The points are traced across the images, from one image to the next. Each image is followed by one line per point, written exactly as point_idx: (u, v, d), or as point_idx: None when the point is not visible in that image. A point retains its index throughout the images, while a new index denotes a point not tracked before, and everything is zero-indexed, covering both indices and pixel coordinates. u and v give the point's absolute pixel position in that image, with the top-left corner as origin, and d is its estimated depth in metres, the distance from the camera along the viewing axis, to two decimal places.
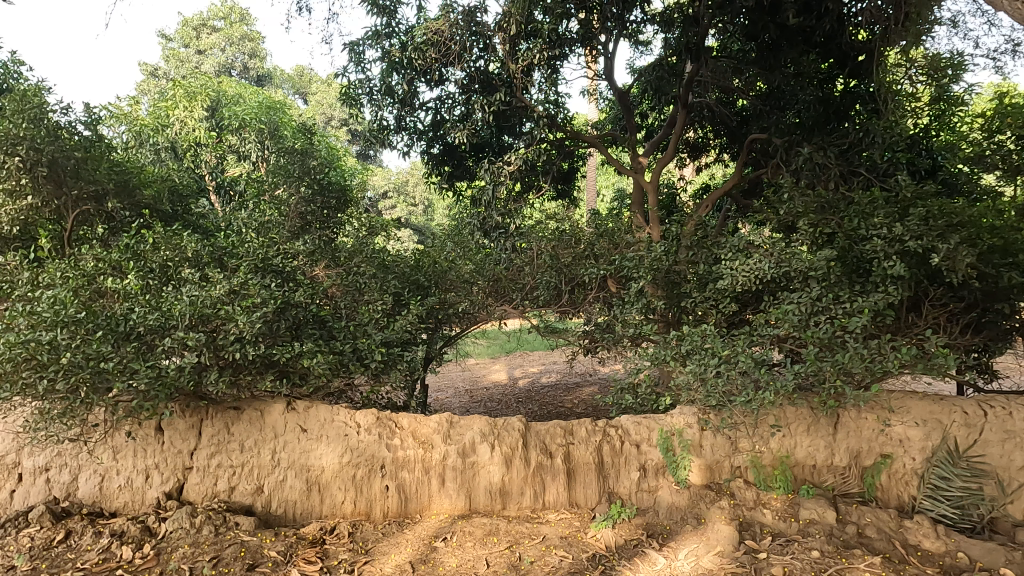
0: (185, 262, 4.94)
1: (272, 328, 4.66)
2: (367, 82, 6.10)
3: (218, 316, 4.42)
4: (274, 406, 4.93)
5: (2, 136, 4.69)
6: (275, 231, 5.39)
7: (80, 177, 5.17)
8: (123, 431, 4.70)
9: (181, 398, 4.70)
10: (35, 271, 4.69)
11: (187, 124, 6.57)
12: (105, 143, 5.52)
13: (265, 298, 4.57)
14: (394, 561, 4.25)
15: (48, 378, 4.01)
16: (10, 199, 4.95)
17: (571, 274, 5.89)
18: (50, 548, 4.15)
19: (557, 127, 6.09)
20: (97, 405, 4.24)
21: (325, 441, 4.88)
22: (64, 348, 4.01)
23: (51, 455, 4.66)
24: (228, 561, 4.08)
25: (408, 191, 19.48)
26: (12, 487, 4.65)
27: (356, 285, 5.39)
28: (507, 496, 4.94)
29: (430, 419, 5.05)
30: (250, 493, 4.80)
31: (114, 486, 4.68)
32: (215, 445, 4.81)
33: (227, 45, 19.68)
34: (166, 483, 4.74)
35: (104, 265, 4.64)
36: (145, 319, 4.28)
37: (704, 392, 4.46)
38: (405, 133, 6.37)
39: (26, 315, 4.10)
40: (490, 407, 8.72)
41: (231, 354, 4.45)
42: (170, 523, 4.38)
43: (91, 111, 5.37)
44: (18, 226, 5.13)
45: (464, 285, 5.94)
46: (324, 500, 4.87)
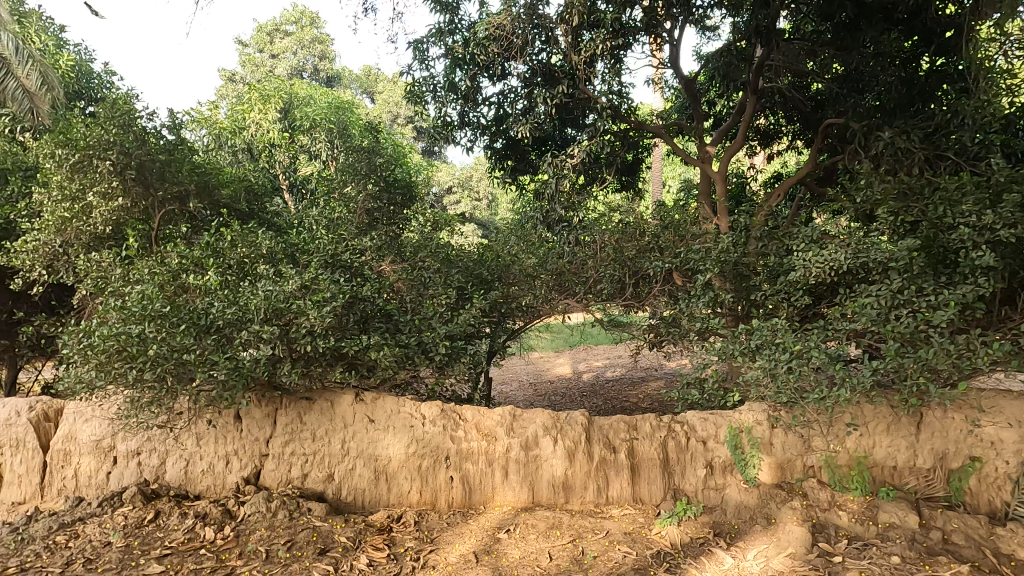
0: (260, 258, 5.20)
1: (341, 321, 4.87)
2: (430, 79, 6.18)
3: (291, 310, 4.61)
4: (343, 396, 5.08)
5: (96, 141, 5.16)
6: (343, 227, 5.59)
7: (165, 179, 5.65)
8: (205, 419, 4.99)
9: (257, 388, 4.92)
10: (125, 268, 5.08)
11: (261, 126, 7.30)
12: (187, 146, 5.99)
13: (335, 292, 4.75)
14: (459, 551, 4.31)
15: (137, 367, 4.37)
16: (103, 201, 5.39)
17: (634, 267, 5.78)
18: (141, 527, 4.45)
19: (621, 119, 5.98)
20: (181, 392, 4.55)
21: (391, 432, 5.00)
22: (151, 340, 4.34)
23: (141, 440, 5.06)
24: (301, 544, 4.24)
25: (472, 185, 19.63)
26: (108, 469, 5.09)
27: (421, 279, 5.53)
28: (570, 491, 4.92)
29: (493, 411, 5.07)
30: (322, 480, 5.01)
31: (197, 470, 5.01)
32: (289, 434, 5.04)
33: (298, 48, 20.36)
34: (244, 469, 5.02)
35: (187, 262, 4.97)
36: (224, 312, 4.52)
37: (775, 389, 4.30)
38: (468, 129, 6.44)
39: (117, 309, 4.48)
40: (553, 401, 8.72)
41: (303, 346, 4.64)
42: (248, 507, 4.61)
43: (175, 116, 5.81)
44: (111, 226, 5.56)
45: (527, 279, 5.98)
46: (391, 489, 5.01)
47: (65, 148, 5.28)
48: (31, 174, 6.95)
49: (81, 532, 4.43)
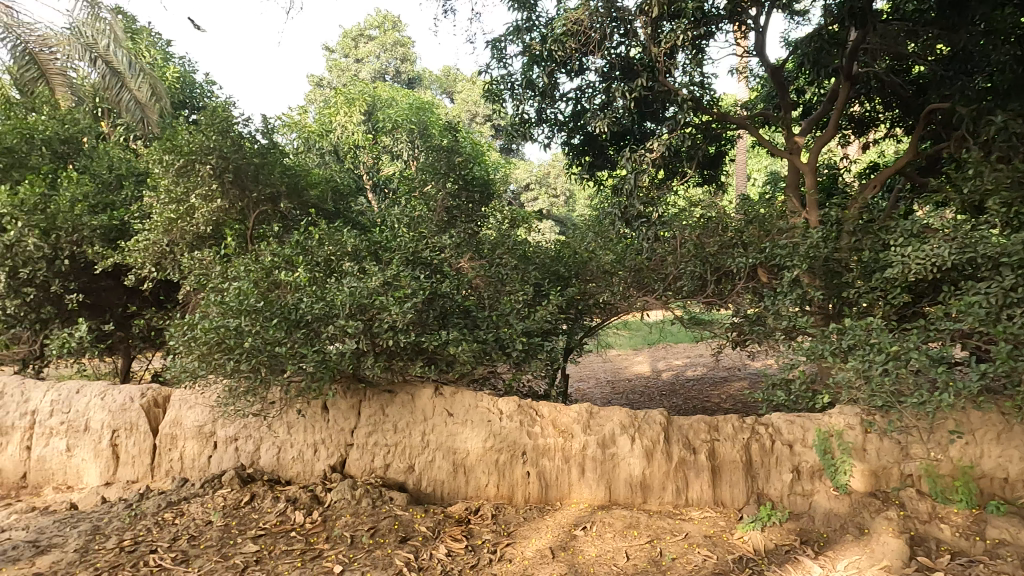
0: (345, 255, 5.43)
1: (422, 317, 5.00)
2: (508, 77, 6.23)
3: (374, 305, 4.79)
4: (423, 390, 5.21)
5: (199, 146, 5.67)
6: (424, 225, 5.76)
7: (259, 180, 6.16)
8: (295, 409, 5.26)
9: (343, 380, 5.14)
10: (224, 265, 5.44)
11: (347, 127, 7.81)
12: (278, 150, 6.50)
13: (415, 289, 4.90)
14: (535, 546, 4.34)
15: (234, 358, 4.69)
16: (204, 202, 5.81)
17: (716, 264, 5.61)
18: (238, 508, 4.75)
19: (702, 111, 5.81)
20: (273, 382, 4.83)
21: (469, 426, 5.09)
22: (247, 333, 4.65)
23: (238, 427, 5.41)
24: (384, 532, 4.40)
25: (549, 182, 19.61)
26: (209, 453, 5.47)
27: (498, 276, 5.60)
28: (648, 491, 4.84)
29: (570, 408, 5.06)
30: (403, 471, 5.16)
31: (288, 457, 5.30)
32: (373, 425, 5.23)
33: (383, 53, 21.15)
34: (331, 457, 5.25)
35: (279, 259, 5.27)
36: (312, 307, 4.76)
37: (868, 392, 4.07)
38: (546, 125, 6.45)
39: (217, 304, 4.83)
40: (631, 399, 8.59)
41: (385, 340, 4.81)
42: (335, 493, 4.82)
43: (267, 122, 6.40)
44: (212, 226, 5.98)
45: (605, 276, 5.94)
46: (469, 482, 5.10)
47: (171, 154, 5.80)
48: (142, 178, 7.61)
49: (186, 510, 4.78)
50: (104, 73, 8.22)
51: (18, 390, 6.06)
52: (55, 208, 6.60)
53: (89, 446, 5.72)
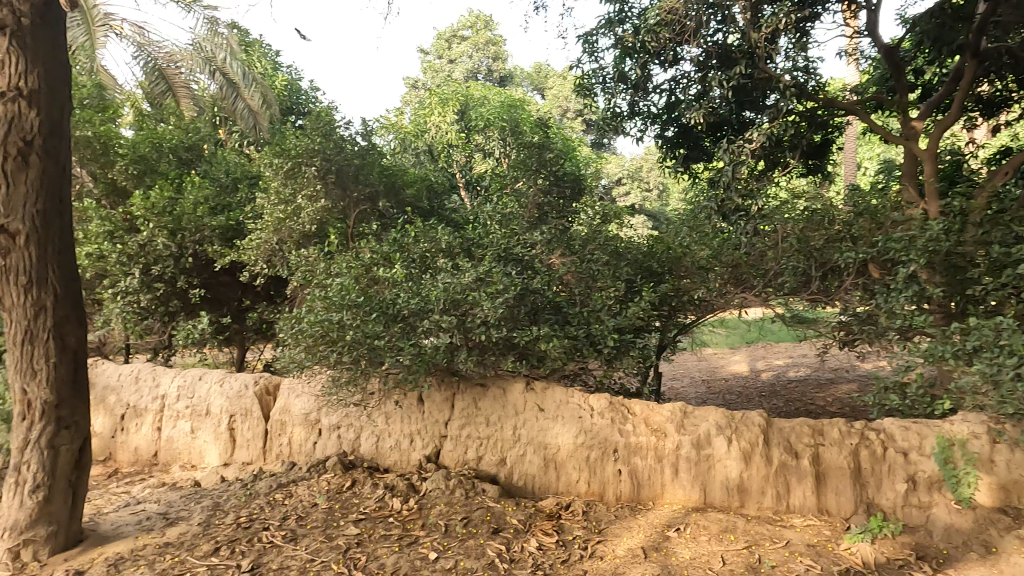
0: (439, 252, 5.63)
1: (513, 313, 5.08)
2: (600, 71, 6.16)
3: (467, 300, 4.94)
4: (515, 384, 5.27)
5: (307, 149, 6.15)
6: (515, 222, 5.86)
7: (359, 180, 6.50)
8: (392, 400, 5.48)
9: (438, 373, 5.30)
10: (327, 263, 5.77)
11: (440, 127, 8.13)
12: (376, 151, 6.77)
13: (507, 285, 5.00)
14: (627, 544, 4.30)
15: (338, 350, 4.99)
16: (310, 203, 6.26)
17: (821, 259, 5.31)
18: (341, 492, 5.01)
19: (807, 98, 5.50)
20: (373, 374, 5.06)
21: (560, 421, 5.10)
22: (348, 326, 4.93)
23: (340, 416, 5.71)
24: (476, 522, 4.50)
25: (642, 176, 19.22)
26: (314, 439, 5.80)
27: (589, 272, 5.58)
28: (745, 494, 4.67)
29: (663, 407, 4.95)
30: (495, 464, 5.25)
31: (386, 446, 5.53)
32: (466, 417, 5.36)
33: (475, 52, 21.45)
34: (426, 447, 5.43)
35: (378, 256, 5.54)
36: (408, 302, 4.97)
37: (996, 398, 3.73)
38: (638, 118, 6.34)
39: (322, 298, 5.15)
40: (728, 400, 8.29)
41: (478, 335, 4.93)
42: (430, 483, 4.98)
43: (366, 124, 6.73)
44: (317, 225, 6.37)
45: (700, 271, 5.77)
46: (560, 477, 5.11)
47: (280, 157, 6.28)
48: (254, 181, 8.20)
49: (294, 492, 5.10)
50: (221, 83, 8.88)
51: (150, 376, 6.67)
52: (180, 210, 7.25)
53: (209, 429, 6.22)
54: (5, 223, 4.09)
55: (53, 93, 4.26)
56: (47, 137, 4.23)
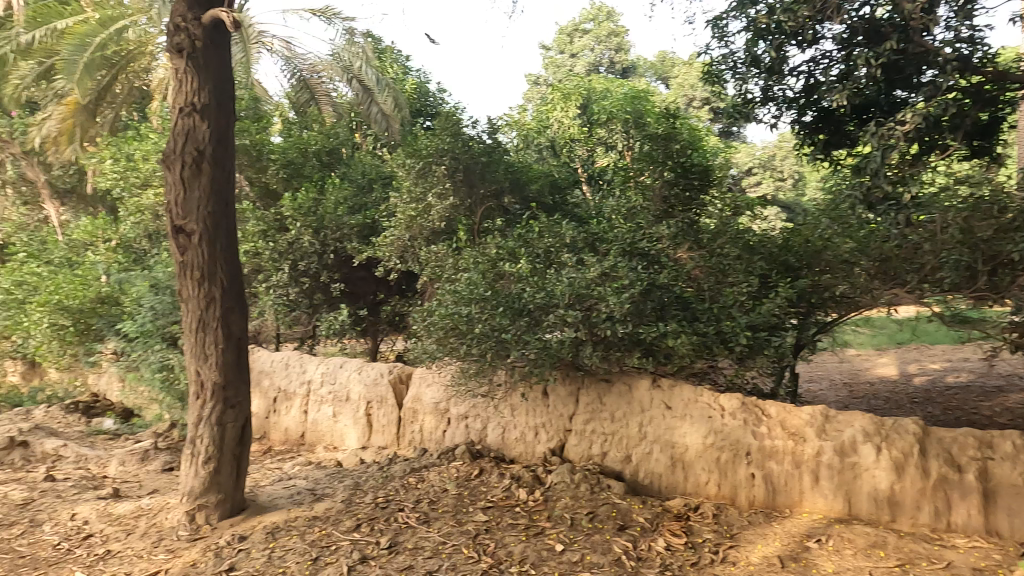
0: (563, 247, 5.68)
1: (639, 309, 5.01)
2: (730, 56, 5.89)
3: (592, 295, 4.96)
4: (640, 381, 5.18)
5: (439, 149, 6.49)
6: (641, 216, 5.78)
7: (486, 178, 6.71)
8: (519, 392, 5.59)
9: (563, 367, 5.33)
10: (456, 258, 6.01)
11: (562, 122, 8.13)
12: (502, 149, 6.93)
13: (633, 280, 4.96)
14: (762, 552, 4.10)
15: (467, 342, 5.20)
16: (440, 201, 6.58)
17: (990, 251, 4.76)
18: (469, 480, 5.19)
19: (972, 71, 4.95)
20: (500, 366, 5.20)
21: (688, 420, 4.95)
22: (477, 319, 5.14)
23: (468, 406, 5.92)
24: (602, 518, 4.49)
25: (775, 165, 18.14)
26: (444, 428, 6.05)
27: (719, 266, 5.36)
28: (897, 508, 4.32)
29: (802, 410, 4.66)
30: (620, 460, 5.20)
31: (512, 437, 5.65)
32: (590, 412, 5.35)
33: (597, 45, 21.28)
34: (551, 440, 5.49)
35: (504, 251, 5.71)
36: (534, 297, 5.06)
37: None
38: (772, 104, 5.98)
39: (452, 293, 5.39)
40: (874, 405, 7.64)
41: (603, 330, 4.91)
42: (555, 476, 5.03)
43: (492, 123, 6.91)
44: (446, 222, 6.66)
45: (843, 266, 5.37)
46: (688, 478, 4.96)
47: (413, 158, 6.65)
48: (387, 181, 8.59)
49: (426, 476, 5.35)
50: (357, 90, 9.24)
51: (298, 363, 7.26)
52: (323, 211, 7.87)
53: (350, 414, 6.68)
54: (183, 223, 4.62)
55: (220, 106, 4.75)
56: (216, 145, 4.71)
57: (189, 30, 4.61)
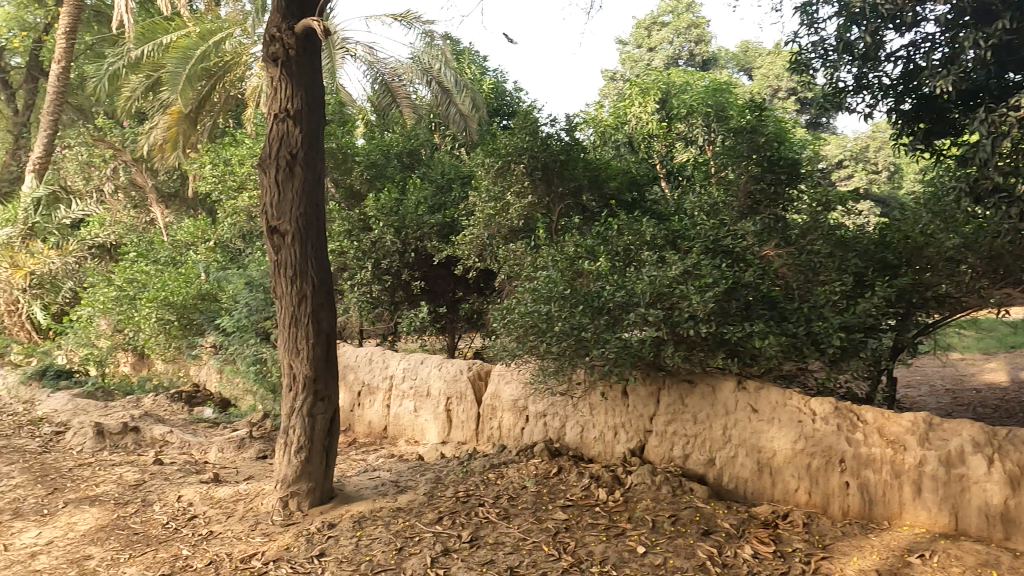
0: (644, 244, 5.57)
1: (723, 308, 4.86)
2: (820, 43, 5.61)
3: (674, 293, 4.85)
4: (725, 382, 5.03)
5: (518, 148, 6.52)
6: (724, 212, 5.61)
7: (564, 176, 6.69)
8: (598, 391, 5.55)
9: (643, 367, 5.24)
10: (534, 257, 6.03)
11: (641, 117, 8.00)
12: (580, 146, 6.89)
13: (717, 278, 4.82)
14: (858, 565, 3.90)
15: (547, 341, 5.20)
16: (518, 199, 6.61)
17: None
18: (548, 478, 5.20)
19: None
20: (579, 364, 5.19)
21: (776, 425, 4.77)
22: (557, 318, 5.14)
23: (547, 404, 5.93)
24: (685, 522, 4.39)
25: (868, 157, 17.16)
26: (522, 425, 6.09)
27: (809, 264, 5.12)
28: (1012, 525, 4.02)
29: (902, 416, 4.40)
30: (703, 463, 5.07)
31: (591, 436, 5.62)
32: (672, 413, 5.24)
33: (676, 37, 20.81)
34: (631, 441, 5.42)
35: (583, 250, 5.68)
36: (614, 295, 5.01)
37: None
38: (867, 92, 5.65)
39: (531, 291, 5.41)
40: (981, 413, 7.11)
41: (685, 330, 4.80)
42: (635, 477, 4.96)
43: (570, 120, 6.89)
44: (524, 220, 6.69)
45: (948, 263, 5.02)
46: (776, 484, 4.77)
47: (492, 157, 6.71)
48: (466, 180, 8.72)
49: (505, 473, 5.39)
50: (436, 92, 9.47)
51: (380, 358, 7.49)
52: (404, 210, 8.10)
53: (430, 409, 6.83)
54: (278, 224, 4.86)
55: (312, 111, 4.95)
56: (308, 149, 4.93)
57: (283, 39, 4.84)
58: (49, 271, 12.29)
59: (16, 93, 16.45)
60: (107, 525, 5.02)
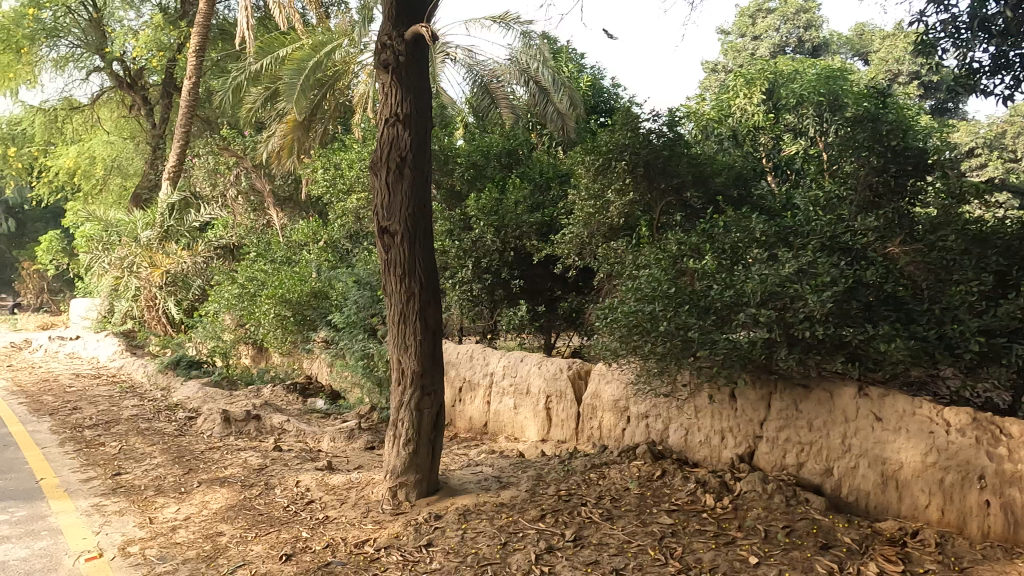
0: (752, 242, 5.34)
1: (842, 309, 4.59)
2: (951, 21, 5.16)
3: (787, 293, 4.63)
4: (844, 388, 4.73)
5: (619, 144, 6.44)
6: (842, 207, 5.29)
7: (667, 172, 6.54)
8: (704, 394, 5.38)
9: (753, 369, 5.03)
10: (636, 255, 5.94)
11: (747, 110, 7.76)
12: (683, 141, 6.72)
13: (835, 277, 4.56)
14: None
15: (651, 341, 5.10)
16: (618, 197, 6.52)
17: None
18: (652, 480, 5.10)
19: None
20: (685, 365, 5.06)
21: (904, 435, 4.42)
22: (661, 317, 5.04)
23: (649, 405, 5.81)
24: (801, 533, 4.17)
25: (1004, 144, 15.60)
26: (623, 426, 6.01)
27: (940, 262, 4.74)
28: None
29: None
30: (819, 473, 4.80)
31: (696, 440, 5.46)
32: (784, 419, 4.99)
33: (783, 24, 19.84)
34: (739, 446, 5.21)
35: (687, 248, 5.53)
36: (722, 295, 4.85)
37: None
38: (1005, 73, 5.15)
39: (634, 290, 5.33)
40: None
41: (800, 332, 4.57)
42: (744, 484, 4.77)
43: (672, 114, 6.72)
44: (625, 218, 6.61)
45: None
46: (903, 499, 4.43)
47: (592, 155, 6.68)
48: (565, 179, 8.73)
49: (607, 474, 5.34)
50: (534, 91, 9.55)
51: (481, 355, 7.63)
52: (504, 210, 8.21)
53: (530, 406, 6.88)
54: (388, 224, 5.06)
55: (419, 114, 5.11)
56: (416, 151, 5.09)
57: (394, 46, 5.03)
58: (181, 270, 13.43)
59: (154, 108, 18.12)
60: (235, 505, 5.42)
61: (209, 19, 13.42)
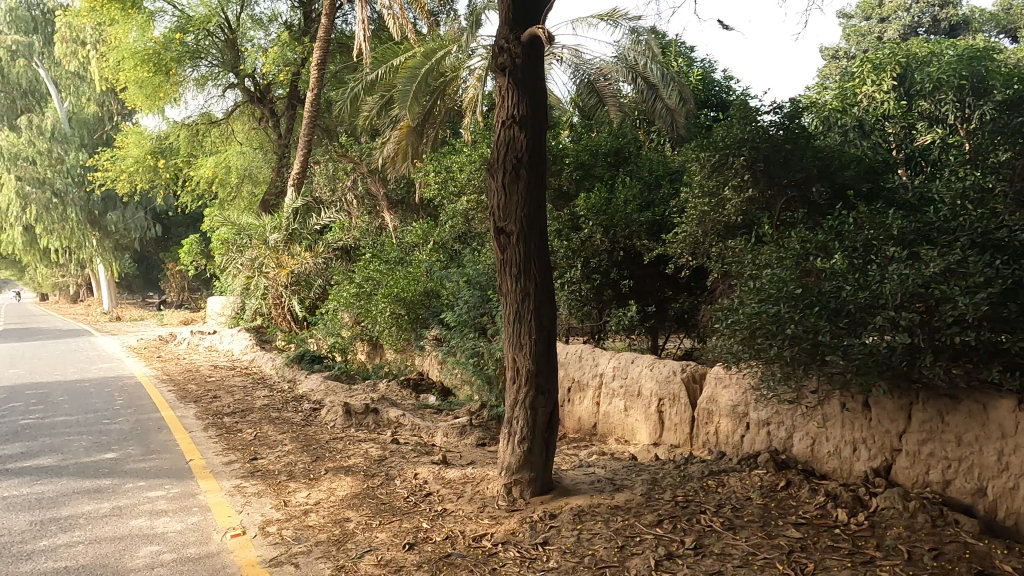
0: (889, 239, 4.97)
1: (999, 312, 4.14)
2: None
3: (932, 295, 4.25)
4: (1000, 400, 4.27)
5: (737, 139, 6.20)
6: (995, 200, 4.78)
7: (789, 167, 6.21)
8: (834, 402, 5.04)
9: (891, 377, 4.65)
10: (756, 254, 5.69)
11: (874, 98, 7.28)
12: (806, 133, 6.35)
13: (990, 277, 4.13)
14: None
15: (775, 344, 4.85)
16: (736, 194, 6.26)
17: None
18: (776, 491, 4.85)
19: None
20: (813, 371, 4.77)
21: None
22: (787, 319, 4.79)
23: (771, 412, 5.54)
24: (952, 558, 3.82)
25: None
26: (742, 432, 5.76)
27: None
28: None
29: None
30: (970, 492, 4.38)
31: (824, 450, 5.14)
32: (928, 432, 4.58)
33: (914, 2, 18.32)
34: (874, 459, 4.85)
35: (812, 246, 5.30)
36: (855, 296, 4.57)
37: None
38: None
39: (756, 290, 5.11)
40: None
41: (948, 338, 4.17)
42: (882, 500, 4.44)
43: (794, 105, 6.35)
44: (743, 216, 6.34)
45: None
46: None
47: (709, 151, 6.48)
48: (675, 176, 8.51)
49: (726, 481, 5.14)
50: (642, 88, 9.46)
51: (590, 355, 7.59)
52: (614, 209, 8.14)
53: (641, 409, 6.76)
54: (504, 225, 5.15)
55: (536, 114, 5.15)
56: (533, 152, 5.14)
57: (512, 49, 5.12)
58: (304, 270, 14.33)
59: (281, 120, 19.45)
60: (360, 494, 5.71)
61: (329, 34, 14.21)
